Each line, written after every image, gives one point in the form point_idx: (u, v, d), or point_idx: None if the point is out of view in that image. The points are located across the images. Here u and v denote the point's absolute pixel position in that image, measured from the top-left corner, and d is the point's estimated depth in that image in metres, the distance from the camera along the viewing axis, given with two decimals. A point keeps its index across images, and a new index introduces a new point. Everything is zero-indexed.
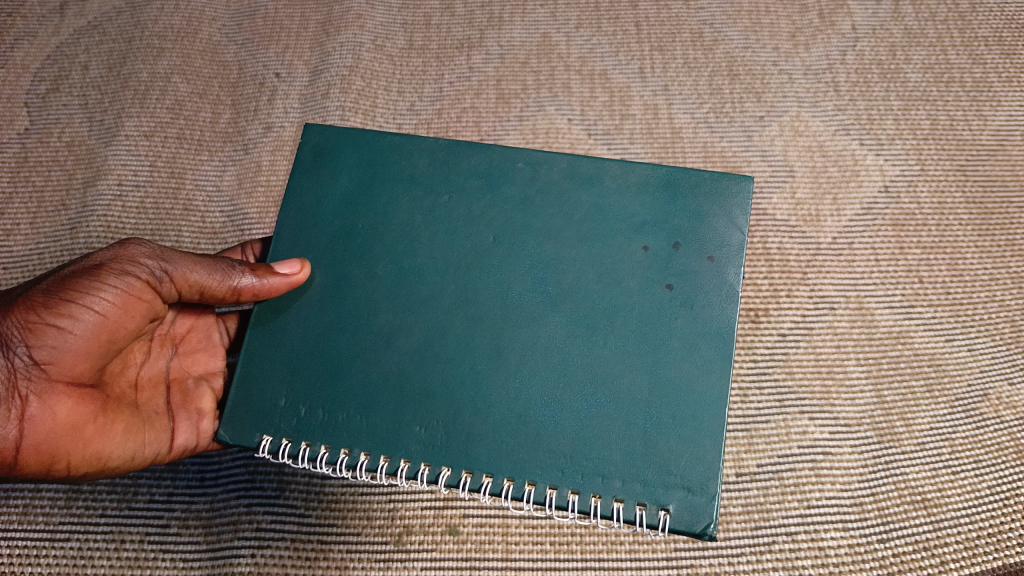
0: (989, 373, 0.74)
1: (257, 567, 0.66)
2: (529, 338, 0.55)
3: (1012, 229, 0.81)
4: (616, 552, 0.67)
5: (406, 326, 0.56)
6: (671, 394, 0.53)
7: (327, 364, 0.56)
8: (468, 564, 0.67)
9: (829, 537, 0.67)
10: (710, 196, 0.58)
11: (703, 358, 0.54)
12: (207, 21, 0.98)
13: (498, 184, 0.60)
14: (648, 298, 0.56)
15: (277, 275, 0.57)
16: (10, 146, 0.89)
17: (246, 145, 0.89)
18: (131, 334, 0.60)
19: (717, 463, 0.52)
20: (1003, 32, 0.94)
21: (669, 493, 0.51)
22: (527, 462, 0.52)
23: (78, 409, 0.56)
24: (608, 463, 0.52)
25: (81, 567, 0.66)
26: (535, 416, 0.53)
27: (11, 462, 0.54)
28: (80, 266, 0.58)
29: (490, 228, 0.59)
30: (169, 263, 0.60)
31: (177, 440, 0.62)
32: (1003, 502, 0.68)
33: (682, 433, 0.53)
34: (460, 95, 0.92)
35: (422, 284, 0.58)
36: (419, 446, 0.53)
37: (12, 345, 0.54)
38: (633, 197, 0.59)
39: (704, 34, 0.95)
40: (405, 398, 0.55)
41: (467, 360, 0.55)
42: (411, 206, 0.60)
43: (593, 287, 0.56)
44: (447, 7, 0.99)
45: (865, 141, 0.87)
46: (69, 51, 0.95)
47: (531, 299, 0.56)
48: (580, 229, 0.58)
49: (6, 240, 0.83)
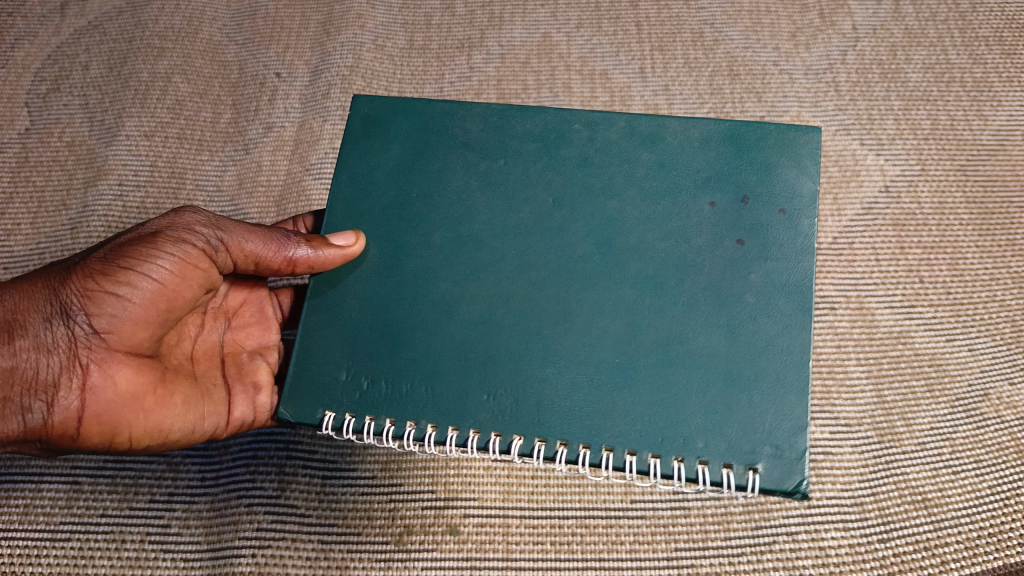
0: (989, 373, 0.74)
1: (257, 568, 0.66)
2: (595, 300, 0.55)
3: (1012, 229, 0.81)
4: (616, 552, 0.67)
5: (468, 295, 0.57)
6: (750, 351, 0.53)
7: (387, 336, 0.57)
8: (468, 564, 0.67)
9: (829, 537, 0.67)
10: (777, 148, 0.59)
11: (781, 312, 0.54)
12: (208, 21, 0.98)
13: (555, 147, 0.61)
14: (721, 254, 0.56)
15: (334, 247, 0.57)
16: (10, 146, 0.89)
17: (246, 145, 0.89)
18: (188, 304, 0.61)
19: (804, 418, 0.51)
20: (1004, 32, 0.94)
21: (756, 451, 0.51)
22: (604, 427, 0.52)
23: (137, 379, 0.57)
24: (688, 424, 0.52)
25: (80, 567, 0.66)
26: (605, 380, 0.53)
27: (76, 431, 0.56)
28: (137, 234, 0.59)
29: (549, 190, 0.60)
30: (225, 232, 0.61)
31: (234, 413, 0.64)
32: (1003, 503, 0.68)
33: (765, 390, 0.52)
34: (460, 95, 0.92)
35: (481, 251, 0.58)
36: (488, 415, 0.54)
37: (72, 313, 0.56)
38: (698, 153, 0.59)
39: (704, 34, 0.95)
40: (472, 366, 0.55)
41: (533, 325, 0.55)
42: (467, 172, 0.61)
43: (661, 246, 0.57)
44: (447, 7, 0.99)
45: (865, 141, 0.87)
46: (69, 51, 0.96)
47: (596, 261, 0.57)
48: (643, 188, 0.59)
49: (6, 240, 0.83)
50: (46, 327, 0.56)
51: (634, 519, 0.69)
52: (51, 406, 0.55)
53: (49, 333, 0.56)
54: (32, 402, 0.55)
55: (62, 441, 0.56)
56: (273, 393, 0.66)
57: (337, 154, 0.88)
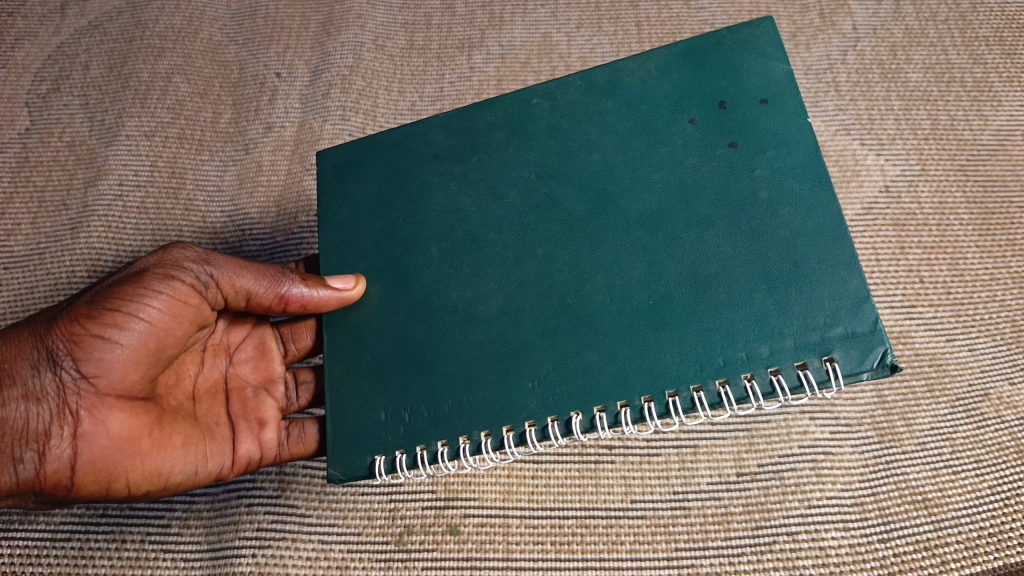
0: (989, 373, 0.74)
1: (257, 567, 0.66)
2: (608, 255, 0.55)
3: (1012, 229, 0.81)
4: (616, 552, 0.67)
5: (482, 293, 0.58)
6: (784, 243, 0.51)
7: (414, 361, 0.58)
8: (468, 564, 0.67)
9: (829, 537, 0.67)
10: (737, 47, 0.58)
11: (801, 194, 0.52)
12: (208, 21, 0.98)
13: (523, 128, 0.62)
14: (722, 163, 0.55)
15: (330, 288, 0.60)
16: (11, 146, 0.89)
17: (246, 145, 0.89)
18: (180, 343, 0.61)
19: (864, 289, 0.49)
20: (1004, 32, 0.93)
21: (827, 339, 0.49)
22: (659, 369, 0.51)
23: (131, 422, 0.57)
24: (745, 337, 0.50)
25: (81, 566, 0.67)
26: (644, 330, 0.52)
27: (70, 480, 0.56)
28: (125, 274, 0.60)
29: (529, 168, 0.60)
30: (214, 268, 0.62)
31: (239, 451, 0.64)
32: (1003, 503, 0.67)
33: (811, 274, 0.50)
34: (460, 95, 0.92)
35: (482, 246, 0.59)
36: (537, 400, 0.54)
37: (60, 360, 0.56)
38: (663, 85, 0.59)
39: (704, 34, 0.95)
40: (506, 356, 0.55)
41: (555, 300, 0.55)
42: (444, 179, 0.62)
43: (656, 178, 0.56)
44: (447, 7, 0.99)
45: (865, 141, 0.87)
46: (69, 51, 0.96)
47: (597, 217, 0.56)
48: (619, 131, 0.59)
49: (7, 240, 0.83)
50: (33, 375, 0.55)
51: (634, 519, 0.69)
52: (44, 456, 0.54)
53: (37, 381, 0.55)
54: (22, 453, 0.54)
55: (56, 491, 0.56)
56: (279, 429, 0.66)
57: None
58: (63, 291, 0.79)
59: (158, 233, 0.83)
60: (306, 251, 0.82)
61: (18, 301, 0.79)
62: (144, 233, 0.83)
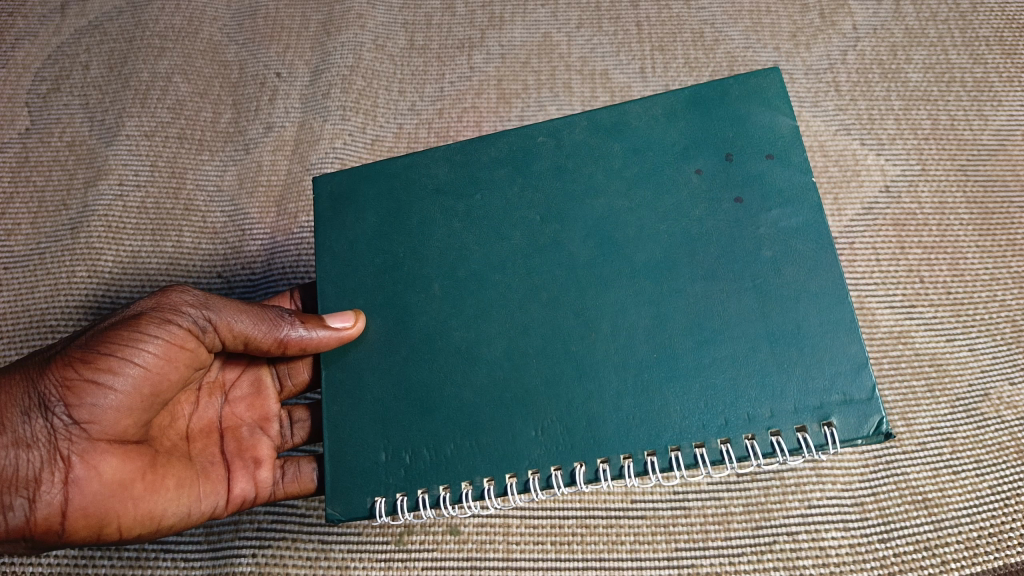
0: (989, 373, 0.74)
1: (257, 567, 0.66)
2: (613, 304, 0.55)
3: (1012, 229, 0.81)
4: (616, 552, 0.67)
5: (485, 337, 0.57)
6: (784, 304, 0.53)
7: (417, 404, 0.57)
8: (468, 564, 0.67)
9: (829, 537, 0.67)
10: (743, 98, 0.59)
11: (804, 257, 0.54)
12: (208, 21, 0.98)
13: (526, 165, 0.62)
14: (726, 217, 0.56)
15: (329, 329, 0.59)
16: (11, 146, 0.89)
17: (246, 145, 0.89)
18: (175, 385, 0.60)
19: (861, 355, 0.51)
20: (1004, 32, 0.93)
21: (825, 403, 0.51)
22: (664, 426, 0.52)
23: (124, 467, 0.57)
24: (748, 398, 0.52)
25: (81, 566, 0.67)
26: (649, 383, 0.53)
27: (61, 525, 0.55)
28: (121, 317, 0.59)
29: (534, 210, 0.60)
30: (212, 312, 0.61)
31: (234, 490, 0.64)
32: (1004, 503, 0.67)
33: (812, 337, 0.52)
34: (460, 95, 0.92)
35: (485, 288, 0.59)
36: (542, 450, 0.54)
37: (51, 405, 0.55)
38: (668, 132, 0.60)
39: (704, 34, 0.95)
40: (510, 404, 0.55)
41: (561, 347, 0.56)
42: (445, 215, 0.62)
43: (661, 228, 0.57)
44: (447, 7, 0.98)
45: (865, 141, 0.87)
46: (69, 51, 0.95)
47: (602, 264, 0.57)
48: (625, 177, 0.59)
49: (7, 240, 0.83)
50: (24, 421, 0.55)
51: (634, 519, 0.69)
52: (33, 502, 0.54)
53: (27, 428, 0.55)
54: (12, 501, 0.54)
55: (46, 537, 0.56)
56: (274, 468, 0.66)
57: (337, 155, 0.88)
58: (63, 291, 0.79)
59: (159, 234, 0.83)
60: (306, 252, 0.81)
61: (18, 301, 0.79)
62: (144, 233, 0.83)
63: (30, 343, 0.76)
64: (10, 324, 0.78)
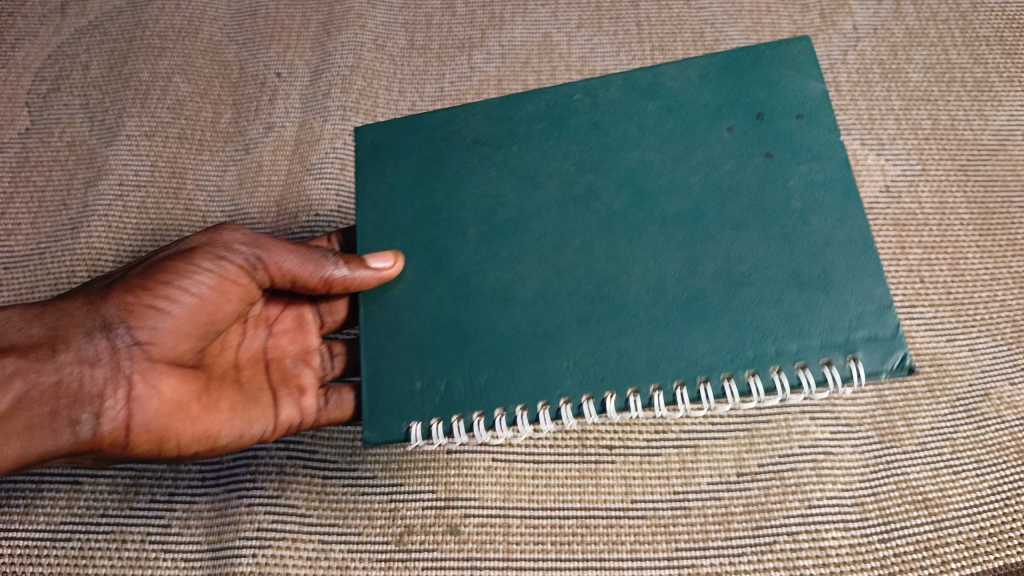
0: (989, 373, 0.74)
1: (257, 568, 0.66)
2: (645, 248, 0.57)
3: (1013, 229, 0.81)
4: (616, 552, 0.67)
5: (521, 277, 0.59)
6: (810, 251, 0.55)
7: (453, 336, 0.59)
8: (468, 564, 0.67)
9: (829, 537, 0.67)
10: (775, 62, 0.61)
11: (829, 208, 0.55)
12: (208, 21, 0.98)
13: (563, 121, 0.64)
14: (754, 170, 0.57)
15: (370, 269, 0.61)
16: (11, 147, 0.89)
17: (246, 145, 0.89)
18: (228, 315, 0.66)
19: (886, 296, 0.52)
20: (1004, 32, 0.93)
21: (849, 340, 0.52)
22: (693, 359, 0.53)
23: (180, 388, 0.62)
24: (775, 334, 0.53)
25: (81, 566, 0.66)
26: (681, 314, 0.55)
27: (125, 439, 0.61)
28: (177, 251, 0.65)
29: (571, 161, 0.62)
30: (263, 251, 0.65)
31: (281, 415, 0.67)
32: (1004, 503, 0.67)
33: (835, 280, 0.53)
34: (460, 95, 0.92)
35: (522, 233, 0.60)
36: (576, 381, 0.55)
37: (115, 328, 0.61)
38: (700, 93, 0.61)
39: (704, 34, 0.95)
40: (544, 338, 0.57)
41: (593, 287, 0.57)
42: (485, 164, 0.64)
43: (692, 181, 0.58)
44: (447, 7, 0.98)
45: (866, 141, 0.87)
46: (69, 51, 0.96)
47: (634, 211, 0.58)
48: (658, 133, 0.61)
49: (7, 240, 0.83)
50: (90, 342, 0.61)
51: (634, 520, 0.68)
52: (99, 417, 0.60)
53: (92, 347, 0.61)
54: (80, 415, 0.59)
55: (112, 450, 0.61)
56: (318, 397, 0.69)
57: (337, 154, 0.88)
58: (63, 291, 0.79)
59: (159, 233, 0.83)
60: None
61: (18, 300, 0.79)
62: (144, 233, 0.83)
63: None
64: None
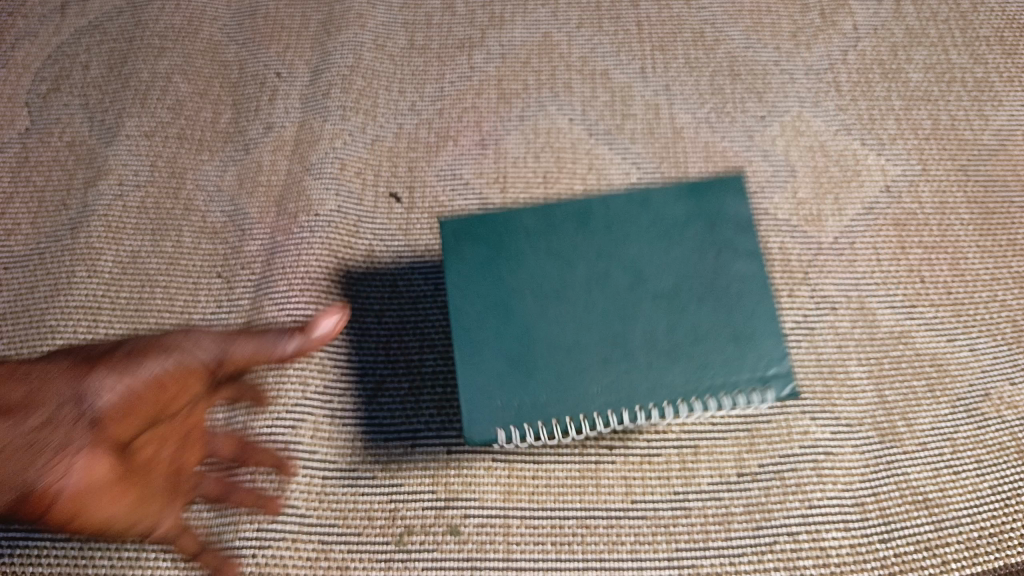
0: (989, 374, 0.74)
1: (257, 568, 0.67)
2: (632, 317, 0.63)
3: (1013, 229, 0.81)
4: (617, 552, 0.67)
5: (561, 321, 0.63)
6: (744, 317, 0.62)
7: (522, 370, 0.62)
8: (468, 564, 0.67)
9: (830, 537, 0.67)
10: (721, 189, 0.66)
11: (766, 312, 0.62)
12: (208, 21, 0.98)
13: (583, 223, 0.66)
14: (706, 267, 0.64)
15: (323, 328, 0.71)
16: (10, 146, 0.89)
17: (246, 145, 0.89)
18: (178, 435, 0.67)
19: (783, 353, 0.62)
20: (1004, 32, 0.93)
21: (770, 375, 0.61)
22: (667, 388, 0.61)
23: (111, 471, 0.60)
24: (722, 377, 0.61)
25: (81, 566, 0.66)
26: (644, 385, 0.62)
27: (47, 505, 0.58)
28: (159, 343, 0.67)
29: (581, 242, 0.65)
30: (228, 351, 0.69)
31: (158, 522, 0.64)
32: (1004, 503, 0.67)
33: (762, 363, 0.61)
34: (460, 95, 0.92)
35: (563, 295, 0.64)
36: (604, 399, 0.62)
37: (81, 400, 0.61)
38: (676, 200, 0.66)
39: (704, 34, 0.95)
40: (575, 370, 0.62)
41: (602, 340, 0.63)
42: (539, 248, 0.66)
43: (661, 264, 0.64)
44: (447, 7, 0.98)
45: (866, 141, 0.86)
46: (69, 51, 0.96)
47: (628, 285, 0.64)
48: (633, 230, 0.66)
49: (6, 240, 0.83)
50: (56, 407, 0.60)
51: (634, 520, 0.68)
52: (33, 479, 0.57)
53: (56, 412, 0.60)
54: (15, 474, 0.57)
55: (31, 511, 0.58)
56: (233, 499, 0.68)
57: (337, 155, 0.87)
58: (63, 291, 0.79)
59: (160, 233, 0.83)
60: (306, 251, 0.81)
61: (17, 300, 0.78)
62: (144, 233, 0.83)
63: (28, 344, 0.76)
64: (10, 324, 0.77)
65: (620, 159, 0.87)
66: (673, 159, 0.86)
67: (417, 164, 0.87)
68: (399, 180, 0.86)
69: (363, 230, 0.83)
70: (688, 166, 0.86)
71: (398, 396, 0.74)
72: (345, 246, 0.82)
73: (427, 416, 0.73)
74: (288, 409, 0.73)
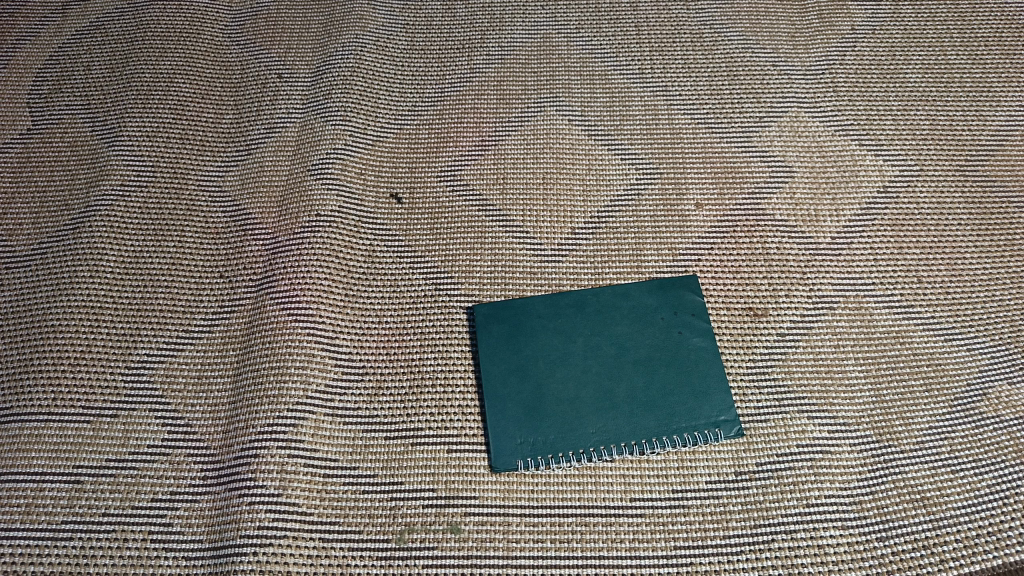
0: (989, 373, 0.74)
1: (258, 565, 0.66)
2: (615, 373, 0.73)
3: (1011, 229, 0.82)
4: (616, 549, 0.68)
5: (562, 383, 0.73)
6: (704, 390, 0.72)
7: (528, 418, 0.72)
8: (468, 562, 0.67)
9: (828, 535, 0.67)
10: (687, 287, 0.78)
11: (717, 374, 0.73)
12: (210, 23, 0.99)
13: (579, 305, 0.77)
14: (673, 344, 0.74)
15: None
16: (13, 147, 0.90)
17: (248, 145, 0.90)
18: None
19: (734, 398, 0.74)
20: (1004, 32, 0.94)
21: (725, 427, 0.71)
22: (643, 439, 0.70)
23: None
24: (687, 428, 0.71)
25: (81, 566, 0.67)
26: (627, 433, 0.70)
27: None
28: None
29: (577, 311, 0.76)
30: None
31: None
32: (1003, 501, 0.68)
33: (717, 411, 0.71)
34: (462, 96, 0.92)
35: (563, 364, 0.74)
36: (593, 449, 0.70)
37: None
38: (648, 293, 0.77)
39: (703, 35, 0.95)
40: (572, 423, 0.71)
41: (594, 394, 0.72)
42: (546, 322, 0.76)
43: (639, 334, 0.75)
44: (448, 9, 0.99)
45: (865, 141, 0.87)
46: (72, 52, 0.96)
47: (615, 346, 0.74)
48: (618, 308, 0.77)
49: (9, 240, 0.83)
50: None
51: (633, 518, 0.69)
52: None
53: None
54: None
55: None
56: None
57: (337, 153, 0.88)
58: (63, 291, 0.79)
59: (161, 233, 0.83)
60: (307, 251, 0.81)
61: (18, 300, 0.79)
62: (147, 232, 0.83)
63: (28, 343, 0.76)
64: (12, 325, 0.77)
65: (619, 158, 0.87)
66: (672, 159, 0.87)
67: (418, 165, 0.88)
68: (400, 181, 0.87)
69: (364, 230, 0.83)
70: (687, 166, 0.86)
71: (398, 395, 0.75)
72: (345, 246, 0.82)
73: (426, 415, 0.74)
74: (289, 408, 0.73)
